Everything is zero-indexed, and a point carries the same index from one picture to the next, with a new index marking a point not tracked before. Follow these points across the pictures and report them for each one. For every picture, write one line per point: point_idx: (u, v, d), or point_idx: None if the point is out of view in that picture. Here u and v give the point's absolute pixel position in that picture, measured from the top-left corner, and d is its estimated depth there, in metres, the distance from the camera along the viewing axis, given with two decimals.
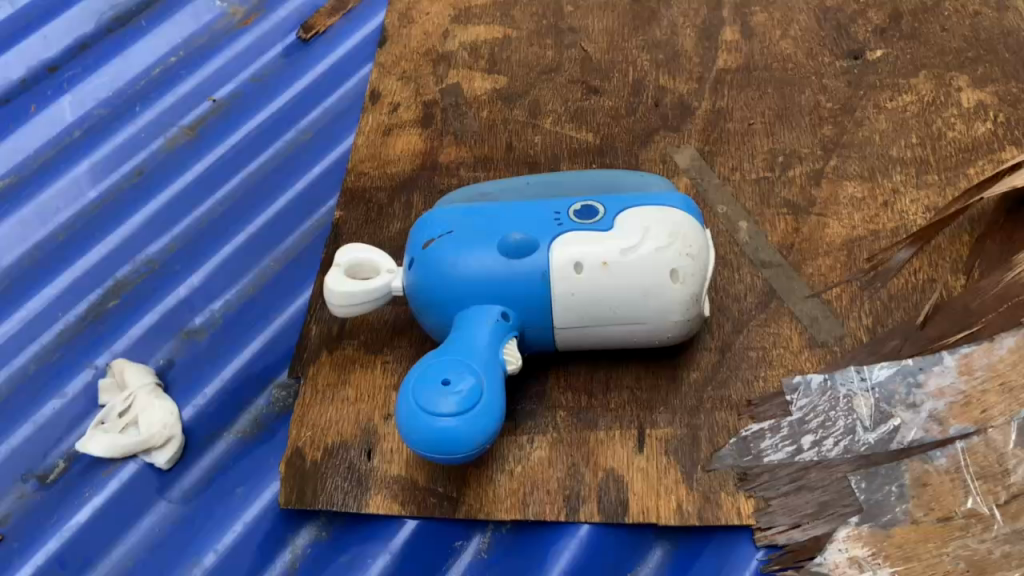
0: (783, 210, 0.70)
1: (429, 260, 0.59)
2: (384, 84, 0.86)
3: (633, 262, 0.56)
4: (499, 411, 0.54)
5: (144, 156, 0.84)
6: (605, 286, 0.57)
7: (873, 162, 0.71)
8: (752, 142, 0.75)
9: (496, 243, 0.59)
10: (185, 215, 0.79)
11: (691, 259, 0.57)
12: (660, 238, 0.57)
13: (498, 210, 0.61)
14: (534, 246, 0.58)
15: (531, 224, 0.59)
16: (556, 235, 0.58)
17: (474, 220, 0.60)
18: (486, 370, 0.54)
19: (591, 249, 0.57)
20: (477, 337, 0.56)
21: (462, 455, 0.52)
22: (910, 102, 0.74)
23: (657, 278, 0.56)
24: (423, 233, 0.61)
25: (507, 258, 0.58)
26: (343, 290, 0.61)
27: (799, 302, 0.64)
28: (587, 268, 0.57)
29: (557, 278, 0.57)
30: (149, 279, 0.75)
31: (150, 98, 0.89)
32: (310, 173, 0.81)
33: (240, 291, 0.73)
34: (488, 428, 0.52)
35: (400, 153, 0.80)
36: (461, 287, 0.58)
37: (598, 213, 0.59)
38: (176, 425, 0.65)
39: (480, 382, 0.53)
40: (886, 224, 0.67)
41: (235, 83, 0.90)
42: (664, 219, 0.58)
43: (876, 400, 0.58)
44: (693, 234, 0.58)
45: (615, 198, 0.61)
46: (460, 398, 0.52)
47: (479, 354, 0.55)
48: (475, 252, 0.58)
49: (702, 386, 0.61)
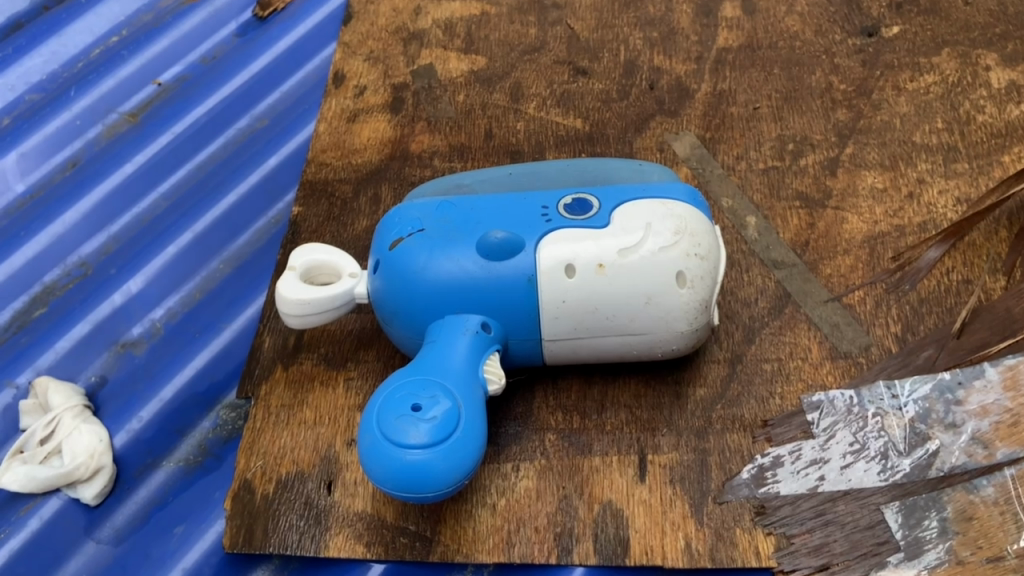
0: (795, 203, 0.62)
1: (398, 262, 0.51)
2: (349, 65, 0.78)
3: (633, 264, 0.49)
4: (479, 441, 0.46)
5: (80, 145, 0.75)
6: (601, 291, 0.49)
7: (895, 149, 0.64)
8: (759, 128, 0.68)
9: (475, 243, 0.51)
10: (124, 211, 0.70)
11: (699, 260, 0.50)
12: (664, 235, 0.49)
13: (477, 204, 0.53)
14: (519, 246, 0.50)
15: (515, 220, 0.51)
16: (545, 232, 0.50)
17: (448, 216, 0.52)
18: (463, 392, 0.46)
19: (584, 248, 0.50)
20: (453, 353, 0.48)
21: (436, 493, 0.44)
22: (933, 83, 0.67)
23: (662, 282, 0.49)
24: (390, 230, 0.53)
25: (488, 260, 0.50)
26: (298, 297, 0.53)
27: (818, 307, 0.57)
28: (581, 270, 0.49)
29: (545, 282, 0.49)
30: (81, 284, 0.66)
31: (88, 82, 0.80)
32: (265, 164, 0.73)
33: (184, 298, 0.65)
34: (466, 461, 0.44)
35: (366, 142, 0.71)
36: (434, 294, 0.50)
37: (592, 206, 0.52)
38: (105, 454, 0.56)
39: (457, 407, 0.45)
40: (912, 218, 0.60)
41: (183, 65, 0.81)
42: (668, 214, 0.50)
43: (910, 420, 0.50)
44: (702, 230, 0.51)
45: (611, 190, 0.53)
46: (432, 426, 0.44)
47: (456, 374, 0.47)
48: (451, 253, 0.50)
49: (710, 404, 0.54)
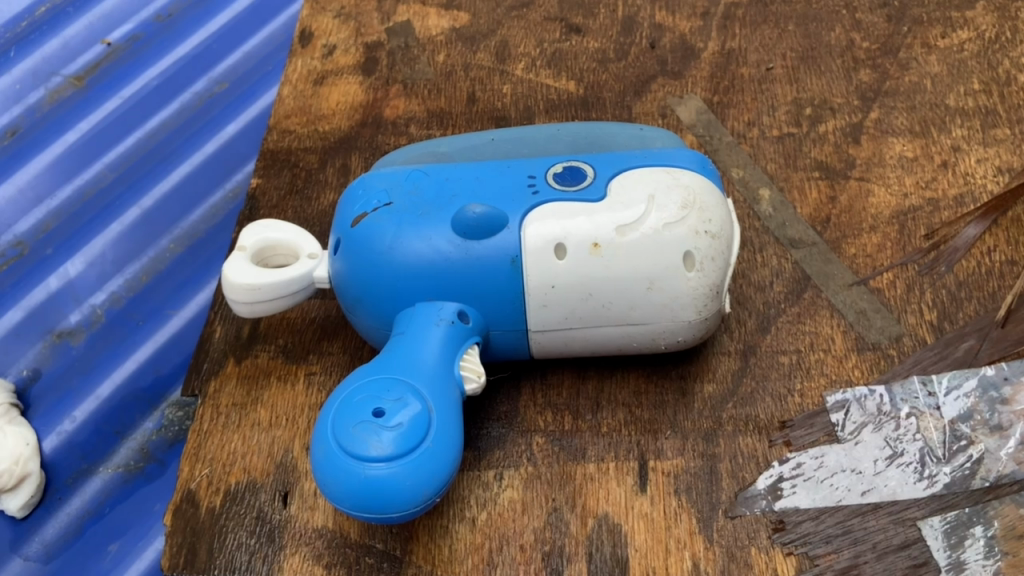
0: (814, 174, 0.56)
1: (361, 240, 0.44)
2: (317, 21, 0.70)
3: (634, 243, 0.42)
4: (454, 450, 0.39)
5: (18, 112, 0.68)
6: (597, 275, 0.42)
7: (926, 113, 0.57)
8: (772, 90, 0.61)
9: (449, 218, 0.44)
10: (64, 184, 0.63)
11: (710, 238, 0.43)
12: (669, 210, 0.43)
13: (452, 174, 0.46)
14: (501, 223, 0.43)
15: (497, 192, 0.44)
16: (531, 207, 0.43)
17: (419, 188, 0.45)
18: (435, 392, 0.40)
19: (577, 224, 0.43)
20: (424, 347, 0.42)
21: (402, 513, 0.37)
22: (968, 39, 0.60)
23: (667, 264, 0.42)
24: (352, 204, 0.46)
25: (465, 238, 0.43)
26: (247, 283, 0.46)
27: (841, 291, 0.50)
28: (573, 250, 0.42)
29: (531, 265, 0.43)
30: (15, 266, 0.59)
31: (29, 41, 0.72)
32: (223, 133, 0.66)
33: (129, 282, 0.58)
34: (438, 476, 0.38)
35: (335, 106, 0.64)
36: (402, 278, 0.43)
37: (586, 176, 0.45)
38: (32, 459, 0.50)
39: (427, 411, 0.39)
40: (948, 190, 0.53)
41: (134, 23, 0.73)
42: (674, 185, 0.43)
43: (950, 421, 0.44)
44: (713, 203, 0.44)
45: (608, 157, 0.46)
46: (398, 434, 0.37)
47: (427, 371, 0.41)
48: (422, 231, 0.43)
49: (719, 403, 0.47)
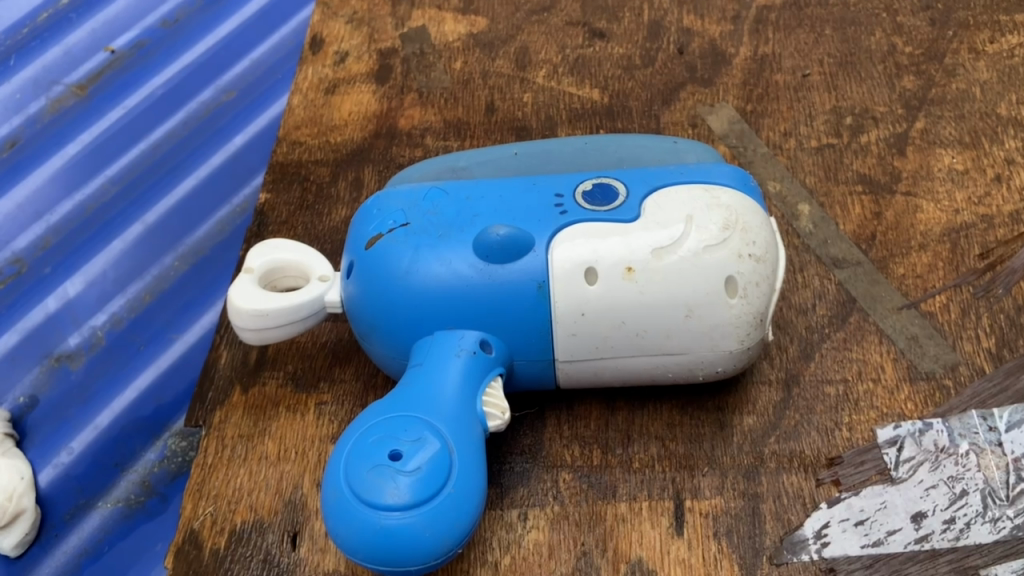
0: (857, 188, 0.52)
1: (375, 263, 0.41)
2: (329, 27, 0.67)
3: (672, 268, 0.39)
4: (477, 494, 0.36)
5: (19, 123, 0.65)
6: (630, 302, 0.39)
7: (976, 123, 0.53)
8: (810, 98, 0.57)
9: (470, 240, 0.40)
10: (65, 198, 0.60)
11: (754, 262, 0.40)
12: (710, 230, 0.39)
13: (474, 191, 0.43)
14: (527, 245, 0.40)
15: (522, 212, 0.41)
16: (558, 228, 0.40)
17: (438, 206, 0.42)
18: (456, 430, 0.37)
19: (610, 246, 0.39)
20: (444, 381, 0.38)
21: (421, 565, 0.34)
22: (1018, 45, 0.57)
23: (708, 289, 0.39)
24: (366, 225, 0.43)
25: (488, 261, 0.40)
26: (254, 310, 0.43)
27: (890, 315, 0.47)
28: (606, 274, 0.39)
29: (560, 291, 0.39)
30: (13, 285, 0.57)
31: (30, 50, 0.69)
32: (230, 145, 0.63)
33: (131, 303, 0.56)
34: (460, 524, 0.35)
35: (347, 116, 0.61)
36: (420, 306, 0.40)
37: (618, 194, 0.41)
38: (27, 494, 0.48)
39: (447, 451, 0.35)
40: (1002, 206, 0.49)
41: (139, 30, 0.70)
42: (713, 204, 0.40)
43: (1014, 459, 0.41)
44: (757, 223, 0.41)
45: (641, 173, 0.43)
46: (416, 479, 0.34)
47: (447, 407, 0.37)
48: (441, 253, 0.40)
49: (760, 437, 0.44)
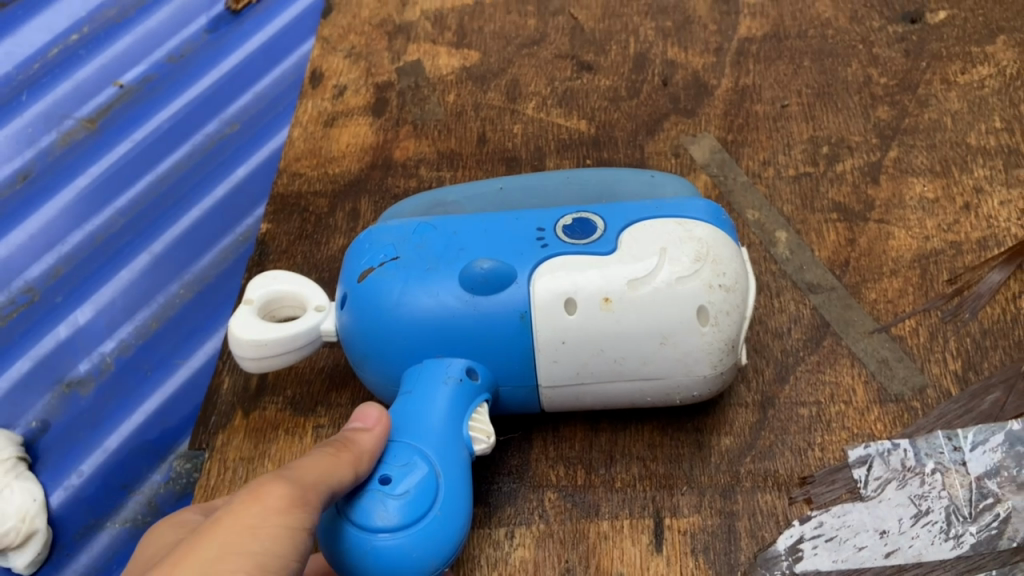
0: (832, 215, 0.54)
1: (367, 295, 0.44)
2: (328, 62, 0.70)
3: (647, 297, 0.41)
4: (461, 513, 0.38)
5: (31, 156, 0.68)
6: (608, 330, 0.41)
7: (947, 152, 0.55)
8: (788, 128, 0.60)
9: (456, 274, 0.43)
10: (76, 229, 0.63)
11: (724, 292, 0.42)
12: (683, 261, 0.42)
13: (461, 226, 0.45)
14: (510, 278, 0.42)
15: (506, 246, 0.43)
16: (539, 260, 0.42)
17: (428, 242, 0.44)
18: (442, 456, 0.39)
19: (587, 278, 0.42)
20: (429, 407, 0.41)
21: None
22: (989, 75, 0.58)
23: (682, 316, 0.41)
24: (359, 259, 0.45)
25: (473, 294, 0.42)
26: (256, 338, 0.45)
27: (861, 338, 0.49)
28: (584, 304, 0.41)
29: (541, 320, 0.42)
30: (26, 314, 0.60)
31: (42, 85, 0.72)
32: (233, 176, 0.66)
33: (138, 330, 0.58)
34: (445, 545, 0.37)
35: (345, 148, 0.63)
36: (409, 336, 0.43)
37: (596, 228, 0.44)
38: (39, 516, 0.51)
39: (434, 476, 0.38)
40: (971, 233, 0.51)
41: (147, 65, 0.73)
42: (686, 237, 0.42)
43: (976, 478, 0.43)
44: (728, 254, 0.43)
45: (619, 208, 0.45)
46: (404, 502, 0.36)
47: (434, 433, 0.40)
48: (429, 287, 0.43)
49: (737, 457, 0.46)
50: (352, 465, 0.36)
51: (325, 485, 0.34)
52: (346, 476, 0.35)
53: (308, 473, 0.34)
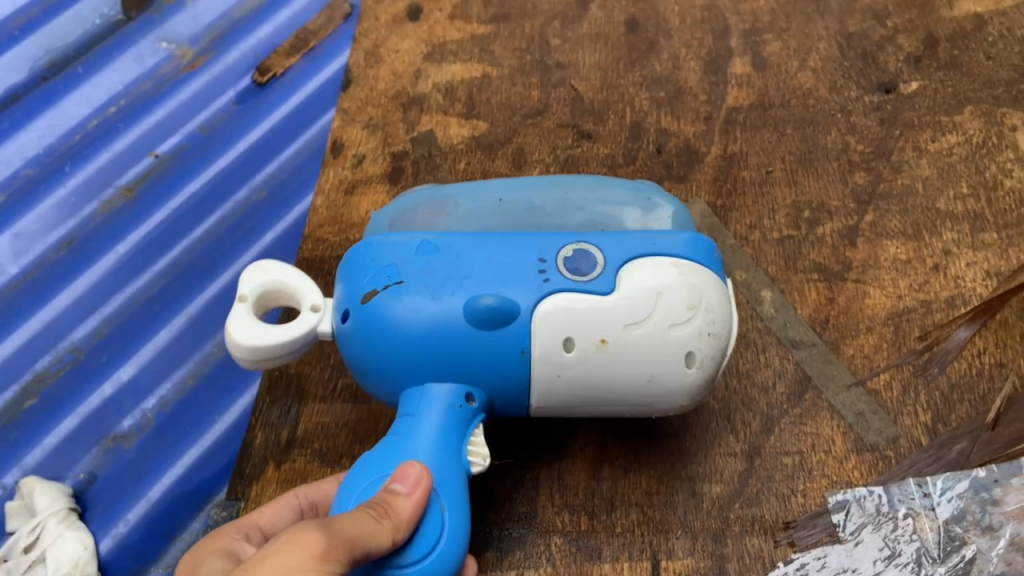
0: (813, 276, 0.59)
1: (371, 319, 0.47)
2: (348, 132, 0.75)
3: (639, 339, 0.45)
4: (462, 546, 0.42)
5: (74, 224, 0.73)
6: (602, 368, 0.46)
7: (918, 216, 0.60)
8: (773, 193, 0.64)
9: (458, 307, 0.46)
10: (117, 292, 0.69)
11: (711, 338, 0.46)
12: (676, 310, 0.46)
13: (462, 250, 0.48)
14: (509, 315, 0.45)
15: (509, 279, 0.46)
16: (541, 297, 0.46)
17: (430, 267, 0.47)
18: (446, 489, 0.43)
19: (584, 322, 0.46)
20: (434, 435, 0.45)
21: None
22: (957, 144, 0.63)
23: (670, 363, 0.46)
24: (362, 277, 0.48)
25: (475, 327, 0.45)
26: (257, 339, 0.48)
27: (840, 392, 0.53)
28: (581, 347, 0.46)
29: (540, 359, 0.46)
30: (72, 372, 0.65)
31: (83, 156, 0.78)
32: (262, 241, 0.72)
33: (177, 386, 0.64)
34: (451, 571, 0.42)
35: (365, 215, 0.69)
36: (414, 361, 0.46)
37: (593, 266, 0.47)
38: (90, 563, 0.57)
39: (440, 510, 0.42)
40: (940, 292, 0.56)
41: (180, 135, 0.79)
42: (681, 284, 0.46)
43: (944, 522, 0.46)
44: (717, 298, 0.47)
45: (615, 241, 0.48)
46: (416, 540, 0.41)
47: (438, 462, 0.44)
48: (430, 316, 0.46)
49: (727, 503, 0.50)
50: (389, 533, 0.39)
51: (362, 546, 0.37)
52: (382, 542, 0.38)
53: (349, 532, 0.37)
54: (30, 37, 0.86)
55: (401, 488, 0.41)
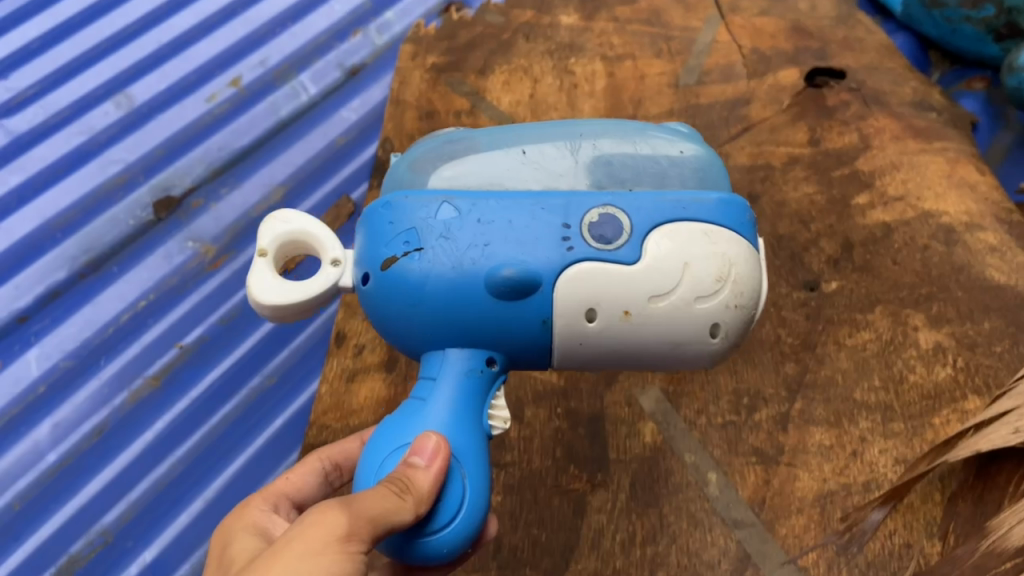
0: (751, 459, 0.69)
1: (404, 279, 0.56)
2: (350, 324, 0.85)
3: (660, 311, 0.57)
4: (482, 504, 0.54)
5: (105, 413, 0.87)
6: (626, 332, 0.57)
7: (838, 405, 0.70)
8: (717, 380, 0.74)
9: (489, 272, 0.55)
10: (141, 479, 0.84)
11: (736, 310, 0.58)
12: (705, 283, 0.57)
13: (486, 213, 0.57)
14: (533, 280, 0.55)
15: (539, 247, 0.56)
16: (568, 263, 0.56)
17: (456, 231, 0.56)
18: (468, 460, 0.54)
19: (614, 294, 0.56)
20: (455, 407, 0.56)
21: (439, 563, 0.53)
22: (869, 340, 0.74)
23: (695, 331, 0.58)
24: (389, 239, 0.57)
25: (501, 298, 0.56)
26: (288, 295, 0.60)
27: (776, 568, 0.63)
28: (609, 315, 0.57)
29: (571, 323, 0.57)
30: (104, 553, 0.81)
31: (116, 350, 0.91)
32: (270, 427, 0.87)
33: (195, 565, 0.80)
34: (476, 521, 0.54)
35: (363, 402, 0.79)
36: (448, 321, 0.57)
37: (619, 235, 0.57)
38: None
39: (463, 478, 0.53)
40: (858, 476, 0.66)
41: (202, 327, 0.92)
42: (703, 253, 0.57)
43: None
44: (743, 268, 0.58)
45: (641, 210, 0.58)
46: (448, 502, 0.52)
47: (458, 431, 0.55)
48: (463, 280, 0.56)
49: None
50: (412, 507, 0.49)
51: (384, 523, 0.48)
52: (408, 516, 0.49)
53: (372, 511, 0.48)
54: (67, 239, 0.98)
55: (419, 461, 0.52)
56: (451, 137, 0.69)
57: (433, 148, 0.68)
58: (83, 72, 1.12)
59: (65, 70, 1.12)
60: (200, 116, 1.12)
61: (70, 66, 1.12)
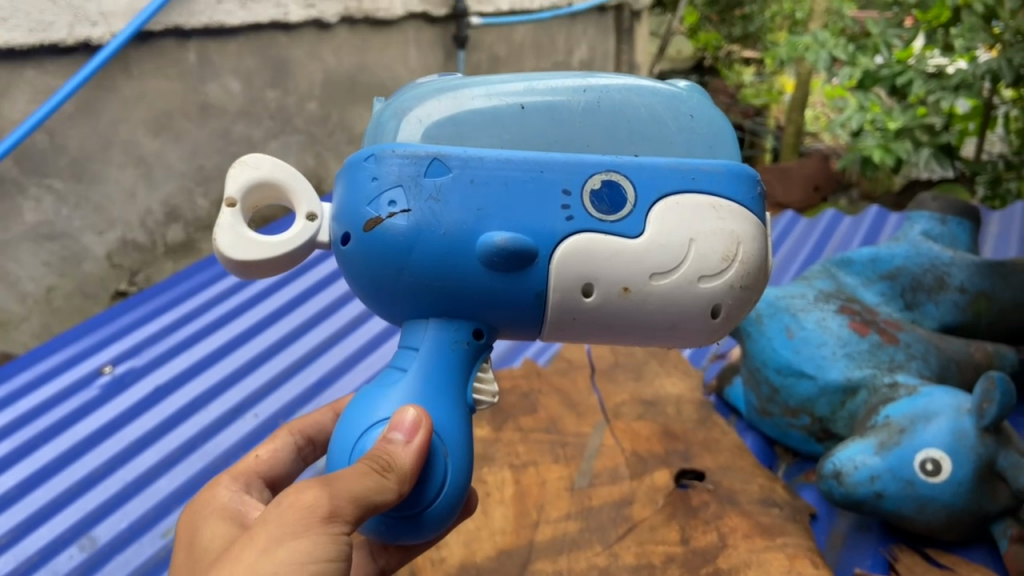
0: None
1: (394, 236, 0.66)
2: None
3: (654, 290, 0.68)
4: (463, 474, 0.67)
5: None
6: (623, 307, 0.69)
7: None
8: None
9: (484, 239, 0.66)
10: None
11: (738, 289, 0.70)
12: (712, 261, 0.68)
13: (480, 178, 0.67)
14: (529, 249, 0.66)
15: (540, 212, 0.67)
16: (570, 232, 0.67)
17: (446, 192, 0.66)
18: (447, 440, 0.66)
19: (617, 275, 0.67)
20: (430, 388, 0.68)
21: (433, 532, 0.66)
22: None
23: (699, 307, 0.69)
24: (372, 198, 0.67)
25: (496, 265, 0.66)
26: (262, 248, 0.70)
27: None
28: (609, 290, 0.68)
29: (570, 295, 0.68)
30: None
31: None
32: None
33: None
34: (460, 486, 0.67)
35: None
36: (443, 283, 0.68)
37: (624, 205, 0.67)
38: None
39: (446, 457, 0.66)
40: None
41: None
42: (703, 227, 0.68)
43: None
44: (749, 247, 0.70)
45: (642, 180, 0.68)
46: (433, 469, 0.65)
47: (436, 410, 0.67)
48: (457, 242, 0.66)
49: None
50: (391, 484, 0.60)
51: (366, 500, 0.60)
52: (390, 494, 0.60)
53: (355, 492, 0.59)
54: None
55: (400, 438, 0.62)
56: (444, 84, 0.75)
57: (424, 97, 0.73)
58: (55, 515, 1.28)
59: (37, 513, 1.29)
60: (156, 550, 1.24)
61: (41, 509, 1.29)
